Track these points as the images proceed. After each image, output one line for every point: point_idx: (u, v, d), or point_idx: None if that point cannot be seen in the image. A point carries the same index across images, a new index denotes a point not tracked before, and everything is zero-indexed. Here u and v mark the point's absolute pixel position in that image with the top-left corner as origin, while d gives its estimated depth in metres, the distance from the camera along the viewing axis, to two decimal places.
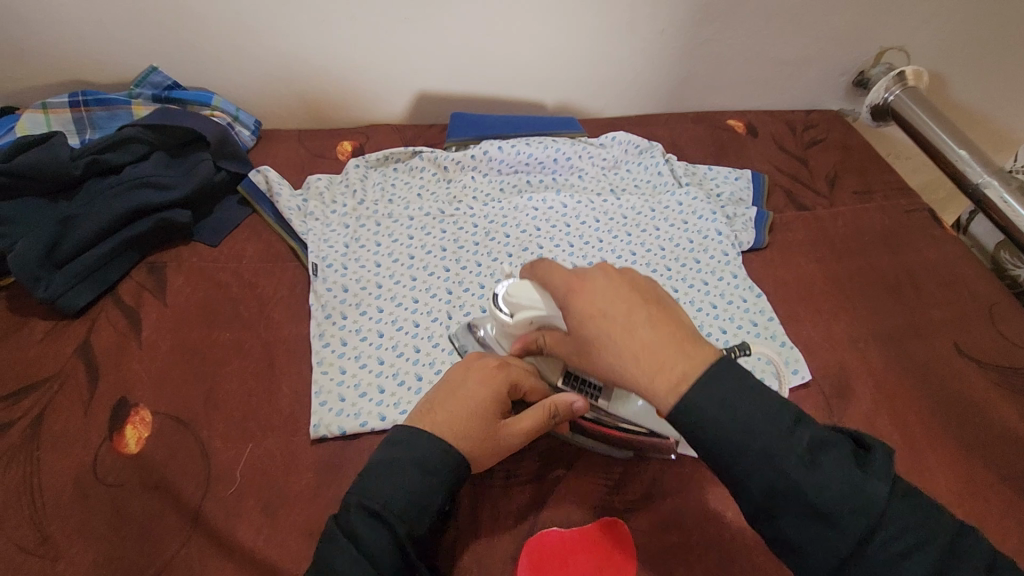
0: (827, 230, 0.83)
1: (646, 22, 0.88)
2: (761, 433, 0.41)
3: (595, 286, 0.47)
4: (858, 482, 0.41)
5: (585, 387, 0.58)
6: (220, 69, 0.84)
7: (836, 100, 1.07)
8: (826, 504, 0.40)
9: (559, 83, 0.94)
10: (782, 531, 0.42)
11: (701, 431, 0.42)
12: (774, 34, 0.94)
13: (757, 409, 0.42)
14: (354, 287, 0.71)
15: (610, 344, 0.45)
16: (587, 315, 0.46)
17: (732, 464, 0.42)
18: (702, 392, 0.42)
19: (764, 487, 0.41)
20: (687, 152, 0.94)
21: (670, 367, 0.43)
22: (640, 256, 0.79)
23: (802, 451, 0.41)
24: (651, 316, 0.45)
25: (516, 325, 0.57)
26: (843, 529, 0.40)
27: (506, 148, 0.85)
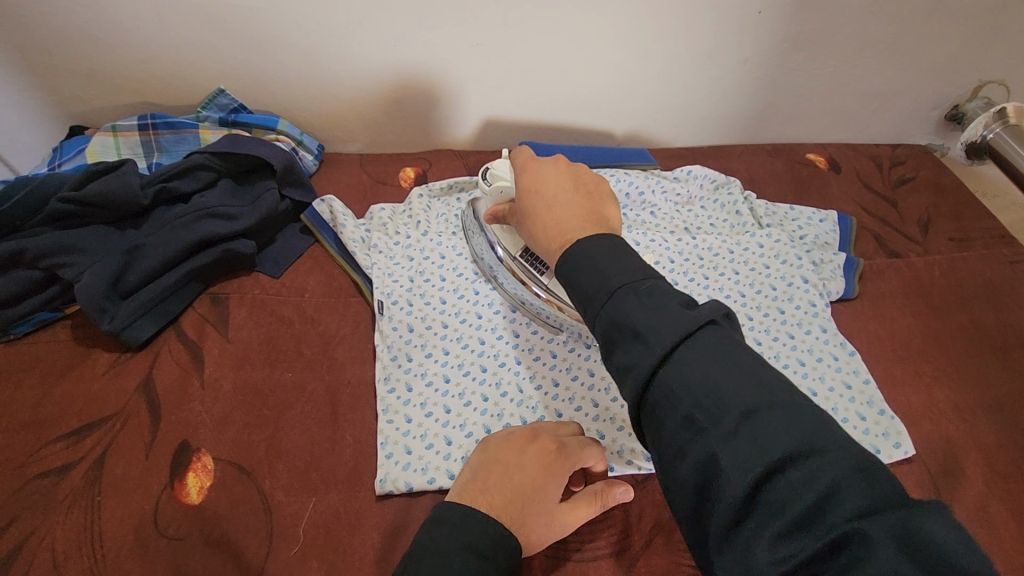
0: (922, 280, 0.77)
1: (729, 51, 0.83)
2: (611, 278, 0.43)
3: (542, 168, 0.58)
4: (681, 318, 0.39)
5: (534, 263, 0.66)
6: (288, 92, 0.82)
7: (924, 134, 1.00)
8: (646, 329, 0.39)
9: (631, 112, 0.90)
10: (616, 357, 0.41)
11: (581, 272, 0.45)
12: (864, 65, 0.88)
13: (621, 263, 0.44)
14: (420, 326, 0.67)
15: (534, 210, 0.56)
16: (530, 189, 0.57)
17: (586, 304, 0.44)
18: (591, 245, 0.46)
19: (608, 319, 0.42)
20: (765, 187, 0.89)
21: (566, 229, 0.52)
22: (720, 303, 0.73)
23: (640, 289, 0.42)
24: (578, 196, 0.54)
25: (490, 193, 0.66)
26: (654, 350, 0.38)
27: None
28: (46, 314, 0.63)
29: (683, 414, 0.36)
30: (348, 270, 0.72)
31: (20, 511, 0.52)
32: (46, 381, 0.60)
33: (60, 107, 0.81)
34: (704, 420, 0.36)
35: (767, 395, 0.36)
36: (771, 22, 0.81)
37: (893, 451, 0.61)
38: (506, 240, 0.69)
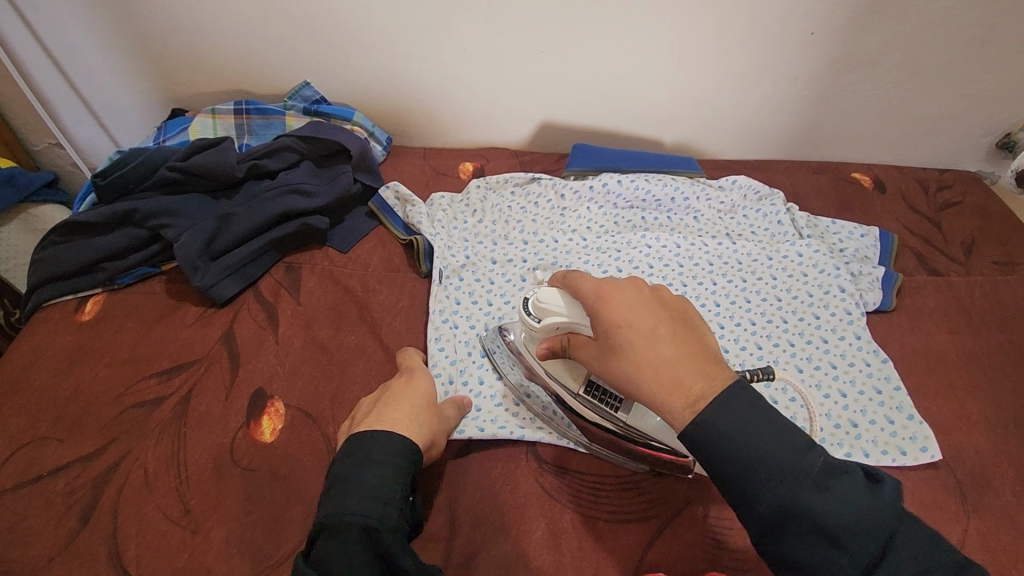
0: (962, 299, 0.78)
1: (781, 69, 0.87)
2: (775, 456, 0.43)
3: (623, 298, 0.50)
4: (872, 509, 0.43)
5: (604, 399, 0.60)
6: (365, 87, 0.90)
7: (974, 161, 1.01)
8: (842, 531, 0.42)
9: (682, 122, 0.95)
10: (791, 548, 0.43)
11: (721, 444, 0.44)
12: (915, 90, 0.91)
13: (774, 436, 0.44)
14: (466, 301, 0.74)
15: (636, 352, 0.48)
16: (615, 326, 0.49)
17: (746, 482, 0.43)
18: (720, 409, 0.45)
19: (778, 504, 0.43)
20: (808, 202, 0.91)
21: (691, 385, 0.46)
22: (756, 305, 0.76)
23: (817, 477, 0.43)
24: (673, 328, 0.49)
25: (542, 329, 0.59)
26: (849, 553, 0.42)
27: (626, 182, 0.86)
28: (145, 268, 0.72)
29: (814, 535, 0.42)
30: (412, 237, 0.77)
31: (118, 434, 0.59)
32: (143, 327, 0.68)
33: (166, 91, 0.91)
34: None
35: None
36: (823, 43, 0.84)
37: (919, 454, 0.63)
38: (567, 377, 0.61)
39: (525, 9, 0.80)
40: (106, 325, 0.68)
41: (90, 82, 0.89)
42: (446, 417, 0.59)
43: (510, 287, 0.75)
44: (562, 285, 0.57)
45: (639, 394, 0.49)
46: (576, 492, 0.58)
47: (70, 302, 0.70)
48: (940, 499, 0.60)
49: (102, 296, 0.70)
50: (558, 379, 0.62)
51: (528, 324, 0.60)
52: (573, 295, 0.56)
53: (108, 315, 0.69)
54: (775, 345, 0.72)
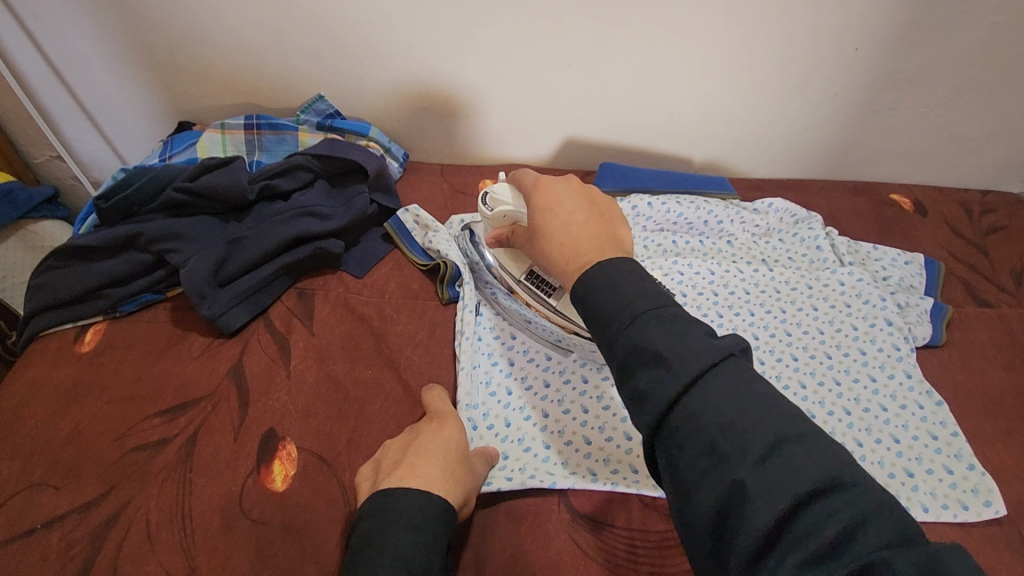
0: (1016, 334, 0.74)
1: (820, 86, 0.83)
2: (632, 296, 0.41)
3: (556, 189, 0.55)
4: (709, 346, 0.38)
5: (540, 286, 0.64)
6: (381, 101, 0.86)
7: (1017, 182, 0.96)
8: (670, 353, 0.38)
9: (713, 140, 0.90)
10: (633, 381, 0.39)
11: (591, 296, 0.43)
12: (960, 108, 0.86)
13: (638, 283, 0.42)
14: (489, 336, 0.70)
15: (550, 231, 0.53)
16: (541, 210, 0.54)
17: (604, 325, 0.42)
18: (611, 267, 0.44)
19: (628, 338, 0.40)
20: (846, 226, 0.87)
21: (581, 252, 0.48)
22: (797, 338, 0.72)
23: (658, 311, 0.40)
24: (591, 216, 0.52)
25: (494, 218, 0.61)
26: (678, 378, 0.37)
27: (657, 205, 0.81)
28: (149, 294, 0.67)
29: (647, 359, 0.38)
30: (438, 262, 0.72)
31: (118, 480, 0.55)
32: (146, 359, 0.63)
33: (174, 104, 0.87)
34: (730, 448, 0.35)
35: (792, 427, 0.35)
36: (867, 59, 0.80)
37: (982, 509, 0.58)
38: (510, 264, 0.66)
39: (553, 20, 0.76)
40: (107, 357, 0.63)
41: (94, 94, 0.85)
42: (476, 470, 0.54)
43: None
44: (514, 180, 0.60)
45: (552, 271, 0.52)
46: (615, 551, 0.54)
47: (70, 330, 0.66)
48: (1007, 559, 0.55)
49: (103, 324, 0.66)
50: (502, 265, 0.67)
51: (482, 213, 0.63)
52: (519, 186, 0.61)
53: (110, 346, 0.64)
54: (820, 383, 0.67)
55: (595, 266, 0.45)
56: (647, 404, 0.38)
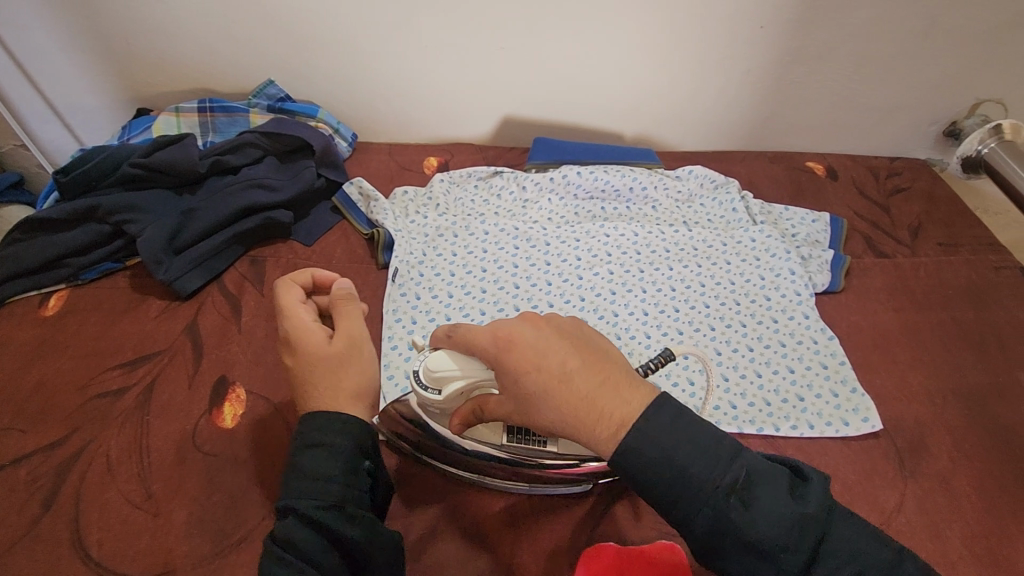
0: (906, 279, 0.82)
1: (733, 61, 0.90)
2: (699, 479, 0.41)
3: (524, 338, 0.46)
4: (800, 522, 0.41)
5: (531, 439, 0.55)
6: (329, 85, 0.92)
7: (923, 149, 1.04)
8: (764, 542, 0.40)
9: (639, 116, 0.97)
10: (727, 564, 0.42)
11: (649, 473, 0.41)
12: (863, 81, 0.94)
13: (694, 447, 0.42)
14: (429, 275, 0.77)
15: (549, 395, 0.44)
16: (522, 371, 0.45)
17: (673, 507, 0.42)
18: (645, 432, 0.42)
19: (707, 522, 0.41)
20: (763, 190, 0.95)
21: (608, 413, 0.43)
22: (710, 288, 0.79)
23: (737, 489, 0.41)
24: (584, 360, 0.45)
25: (445, 398, 0.52)
26: (780, 568, 0.41)
27: (585, 174, 0.88)
28: (109, 263, 0.73)
29: (744, 547, 0.41)
30: (374, 230, 0.80)
31: (81, 423, 0.60)
32: (106, 320, 0.69)
33: (132, 91, 0.92)
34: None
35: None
36: (772, 36, 0.87)
37: (860, 425, 0.65)
38: (483, 433, 0.56)
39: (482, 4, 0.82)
40: (70, 319, 0.69)
41: (54, 83, 0.90)
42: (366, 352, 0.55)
43: (472, 258, 0.80)
44: (449, 346, 0.53)
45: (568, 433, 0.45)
46: None
47: (34, 297, 0.71)
48: (878, 465, 0.63)
49: (66, 291, 0.71)
50: (476, 439, 0.56)
51: (427, 399, 0.53)
52: (465, 350, 0.51)
53: (74, 309, 0.70)
54: (728, 326, 0.75)
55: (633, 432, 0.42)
56: None
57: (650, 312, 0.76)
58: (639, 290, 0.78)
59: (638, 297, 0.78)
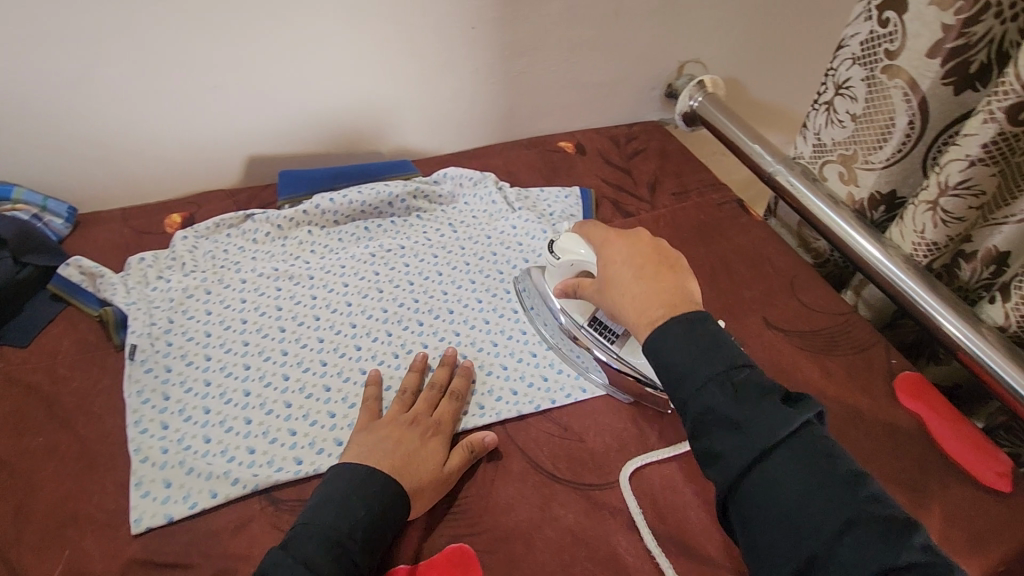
0: (649, 232, 0.91)
1: (460, 62, 0.94)
2: (699, 361, 0.49)
3: (621, 244, 0.62)
4: (784, 419, 0.46)
5: (603, 332, 0.70)
6: (24, 158, 0.80)
7: (654, 112, 1.17)
8: (746, 425, 0.45)
9: (389, 130, 0.98)
10: (708, 443, 0.47)
11: (664, 354, 0.51)
12: (583, 62, 1.02)
13: (706, 343, 0.50)
14: (179, 340, 0.70)
15: (620, 286, 0.58)
16: (609, 264, 0.61)
17: (675, 381, 0.50)
18: (676, 324, 0.51)
19: (699, 402, 0.48)
20: (521, 177, 1.00)
21: (655, 309, 0.54)
22: (480, 283, 0.81)
23: (734, 381, 0.48)
24: (657, 270, 0.58)
25: (561, 263, 0.71)
26: (754, 445, 0.45)
27: (339, 199, 0.86)
28: None
29: (724, 420, 0.46)
30: (102, 311, 0.71)
31: None
32: None
33: None
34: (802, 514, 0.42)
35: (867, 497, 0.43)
36: (486, 35, 0.92)
37: None
38: (575, 310, 0.72)
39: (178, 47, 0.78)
40: None
41: None
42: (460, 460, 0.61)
43: (230, 312, 0.74)
44: (580, 232, 0.69)
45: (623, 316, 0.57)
46: None
47: None
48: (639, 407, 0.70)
49: None
50: (568, 313, 0.72)
51: (550, 262, 0.73)
52: (587, 240, 0.67)
53: None
54: (500, 315, 0.77)
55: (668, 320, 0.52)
56: (722, 464, 0.46)
57: (425, 320, 0.76)
58: (411, 301, 0.78)
59: (411, 308, 0.77)
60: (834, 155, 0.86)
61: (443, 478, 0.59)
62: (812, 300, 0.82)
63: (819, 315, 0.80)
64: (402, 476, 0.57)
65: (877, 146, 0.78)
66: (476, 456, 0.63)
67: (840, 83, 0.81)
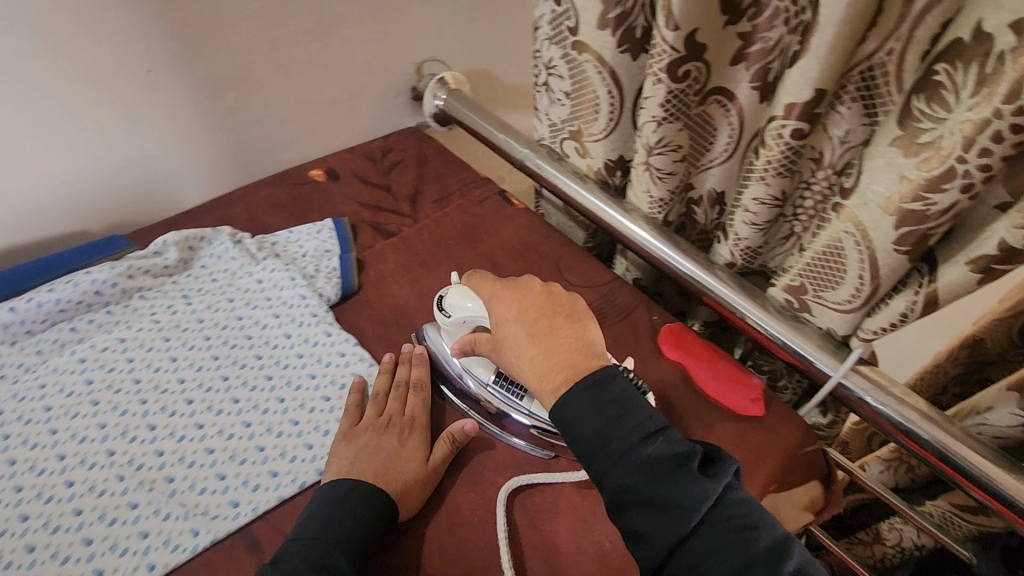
0: (414, 248, 0.86)
1: (149, 112, 0.82)
2: (611, 435, 0.51)
3: (510, 301, 0.62)
4: (699, 493, 0.48)
5: (511, 390, 0.65)
6: None
7: (408, 117, 1.12)
8: (662, 503, 0.48)
9: (87, 206, 0.85)
10: (631, 523, 0.50)
11: (573, 427, 0.53)
12: (304, 83, 0.94)
13: (617, 416, 0.52)
14: None
15: (515, 350, 0.59)
16: (502, 323, 0.61)
17: (592, 455, 0.52)
18: (584, 388, 0.54)
19: (617, 479, 0.50)
20: (267, 221, 0.90)
21: (557, 375, 0.56)
22: (225, 357, 0.70)
23: (651, 456, 0.50)
24: (552, 324, 0.59)
25: (453, 323, 0.67)
26: (674, 526, 0.48)
27: (20, 305, 0.69)
28: None
29: (645, 501, 0.49)
30: None
31: None
32: None
33: None
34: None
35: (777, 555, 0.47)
36: (170, 77, 0.81)
37: None
38: (477, 369, 0.67)
39: None
40: None
41: None
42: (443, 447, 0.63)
43: None
44: (470, 286, 0.66)
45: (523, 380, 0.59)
46: None
47: None
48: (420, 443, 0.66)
49: None
50: (473, 374, 0.67)
51: (442, 320, 0.68)
52: (477, 291, 0.65)
53: None
54: (253, 388, 0.68)
55: (573, 386, 0.54)
56: (645, 543, 0.49)
57: (158, 422, 0.64)
58: (138, 404, 0.65)
59: (140, 412, 0.65)
60: (565, 133, 0.87)
61: (429, 469, 0.61)
62: (578, 278, 0.83)
63: (585, 292, 0.81)
64: (382, 482, 0.58)
65: (593, 119, 0.81)
66: (458, 446, 0.64)
67: (547, 64, 0.81)
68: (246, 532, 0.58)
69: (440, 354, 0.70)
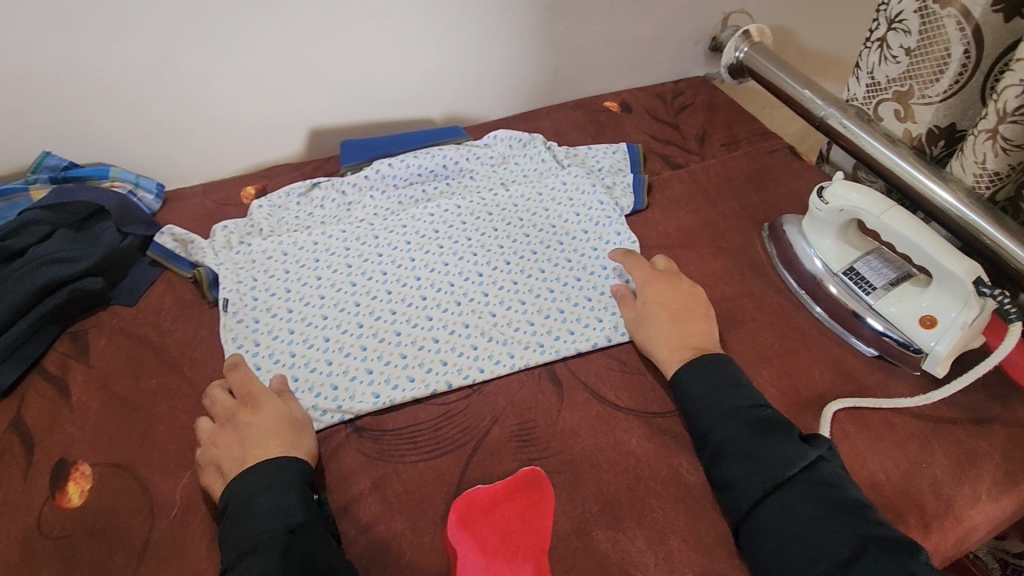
0: (700, 181, 0.91)
1: (502, 29, 0.98)
2: (721, 398, 0.61)
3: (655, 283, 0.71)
4: (795, 452, 0.56)
5: (859, 284, 0.70)
6: (124, 143, 0.89)
7: (699, 66, 1.16)
8: (762, 453, 0.56)
9: (439, 99, 1.03)
10: (727, 472, 0.57)
11: (688, 389, 0.62)
12: (625, 19, 1.03)
13: (726, 386, 0.61)
14: (264, 294, 0.77)
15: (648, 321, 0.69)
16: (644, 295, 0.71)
17: (698, 412, 0.61)
18: (702, 369, 0.63)
19: (722, 431, 0.59)
20: (569, 137, 1.02)
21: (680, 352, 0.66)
22: (534, 236, 0.84)
23: (752, 417, 0.58)
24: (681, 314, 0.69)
25: (827, 210, 0.70)
26: (769, 469, 0.55)
27: (396, 164, 0.91)
28: None
29: (744, 450, 0.57)
30: (195, 272, 0.79)
31: None
32: None
33: None
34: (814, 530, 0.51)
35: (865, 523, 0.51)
36: None
37: None
38: (829, 258, 0.73)
39: (257, 32, 0.85)
40: None
41: None
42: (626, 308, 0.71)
43: (305, 270, 0.80)
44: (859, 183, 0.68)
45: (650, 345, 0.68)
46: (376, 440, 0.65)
47: None
48: None
49: None
50: (824, 258, 0.73)
51: (816, 206, 0.71)
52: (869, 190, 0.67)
53: None
54: (556, 265, 0.80)
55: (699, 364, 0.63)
56: (734, 490, 0.56)
57: (484, 272, 0.79)
58: (470, 255, 0.82)
59: (472, 261, 0.81)
60: (889, 93, 0.84)
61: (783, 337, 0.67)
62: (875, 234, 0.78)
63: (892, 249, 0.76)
64: None
65: (934, 79, 0.77)
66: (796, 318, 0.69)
67: (893, 18, 0.79)
68: (548, 367, 0.70)
69: (792, 239, 0.76)
